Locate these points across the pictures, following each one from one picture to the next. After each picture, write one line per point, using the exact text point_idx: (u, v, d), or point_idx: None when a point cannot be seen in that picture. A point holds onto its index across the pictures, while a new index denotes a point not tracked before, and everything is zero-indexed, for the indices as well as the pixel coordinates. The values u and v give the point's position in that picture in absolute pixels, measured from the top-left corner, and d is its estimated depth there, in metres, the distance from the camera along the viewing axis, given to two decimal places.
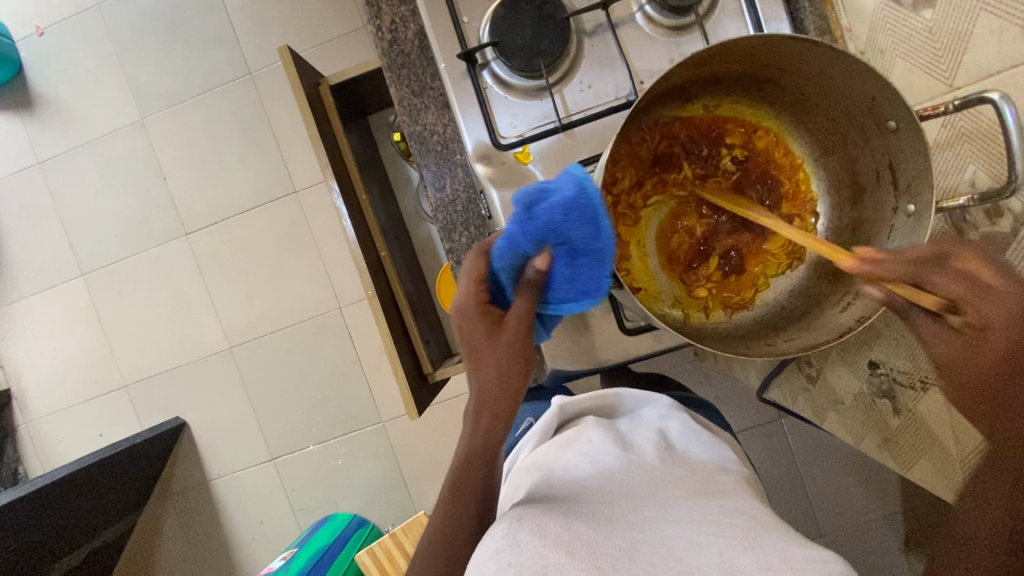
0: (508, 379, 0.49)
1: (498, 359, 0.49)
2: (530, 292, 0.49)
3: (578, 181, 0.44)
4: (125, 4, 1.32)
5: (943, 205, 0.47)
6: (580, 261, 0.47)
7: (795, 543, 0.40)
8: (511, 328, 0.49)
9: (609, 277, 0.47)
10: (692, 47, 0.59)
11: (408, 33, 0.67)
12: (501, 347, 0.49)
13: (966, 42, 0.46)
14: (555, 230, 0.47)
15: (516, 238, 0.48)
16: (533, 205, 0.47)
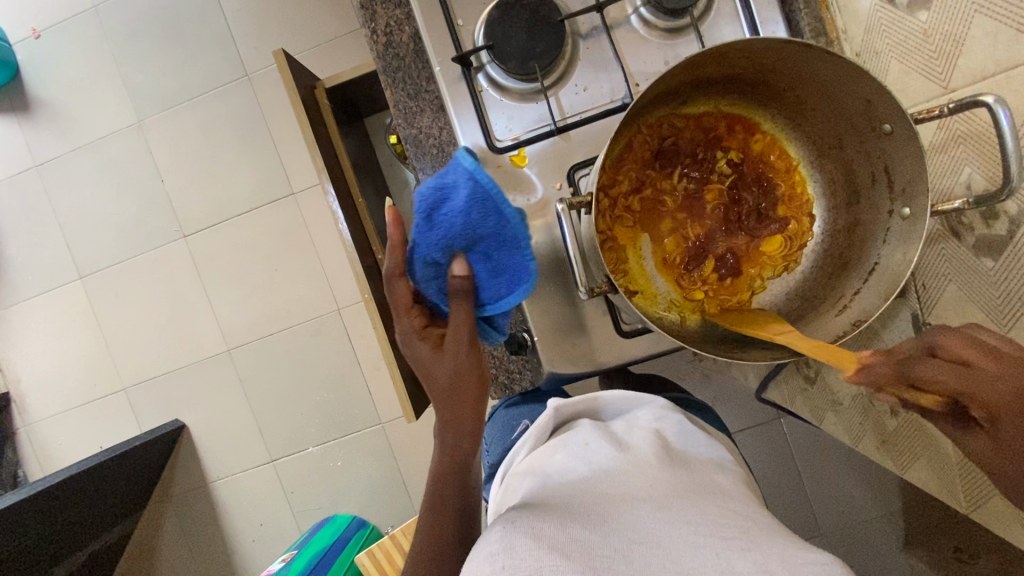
0: (462, 383, 0.51)
1: (450, 371, 0.51)
2: (462, 298, 0.50)
3: (470, 175, 0.45)
4: (121, 6, 1.32)
5: (939, 208, 0.47)
6: (498, 254, 0.49)
7: (792, 545, 0.40)
8: (451, 338, 0.50)
9: (530, 257, 0.48)
10: (688, 49, 0.59)
11: (403, 35, 0.66)
12: (448, 359, 0.51)
13: (960, 44, 0.46)
14: (464, 232, 0.48)
15: (430, 251, 0.49)
16: (435, 214, 0.48)
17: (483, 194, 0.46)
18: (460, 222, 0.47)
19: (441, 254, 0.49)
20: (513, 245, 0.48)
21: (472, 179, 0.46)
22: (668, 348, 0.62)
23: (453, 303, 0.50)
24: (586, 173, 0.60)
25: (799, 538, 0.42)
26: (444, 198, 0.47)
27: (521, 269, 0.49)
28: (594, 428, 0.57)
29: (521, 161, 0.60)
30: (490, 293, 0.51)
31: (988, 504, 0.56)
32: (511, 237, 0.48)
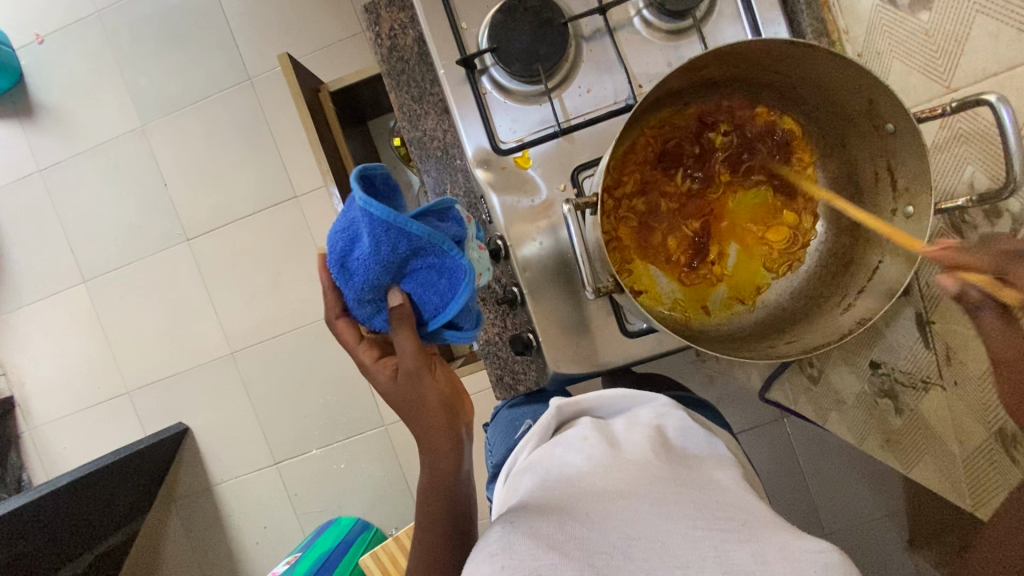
0: (424, 397, 0.58)
1: (409, 391, 0.58)
2: (406, 325, 0.56)
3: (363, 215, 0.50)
4: (125, 11, 1.33)
5: (942, 206, 0.47)
6: (425, 265, 0.54)
7: (792, 537, 0.40)
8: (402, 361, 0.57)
9: (456, 256, 0.53)
10: (690, 51, 0.59)
11: (407, 39, 0.67)
12: (405, 379, 0.57)
13: (963, 43, 0.46)
14: (383, 267, 0.53)
15: (360, 295, 0.54)
16: (348, 262, 0.53)
17: (382, 227, 0.51)
18: (373, 262, 0.52)
19: (373, 292, 0.54)
20: (437, 253, 0.54)
21: (369, 215, 0.50)
22: (673, 347, 0.63)
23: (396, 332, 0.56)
24: (590, 174, 0.60)
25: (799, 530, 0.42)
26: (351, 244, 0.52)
27: (452, 267, 0.54)
28: (595, 426, 0.57)
29: (526, 162, 0.61)
30: (432, 303, 0.56)
31: (991, 503, 0.56)
32: (431, 247, 0.53)
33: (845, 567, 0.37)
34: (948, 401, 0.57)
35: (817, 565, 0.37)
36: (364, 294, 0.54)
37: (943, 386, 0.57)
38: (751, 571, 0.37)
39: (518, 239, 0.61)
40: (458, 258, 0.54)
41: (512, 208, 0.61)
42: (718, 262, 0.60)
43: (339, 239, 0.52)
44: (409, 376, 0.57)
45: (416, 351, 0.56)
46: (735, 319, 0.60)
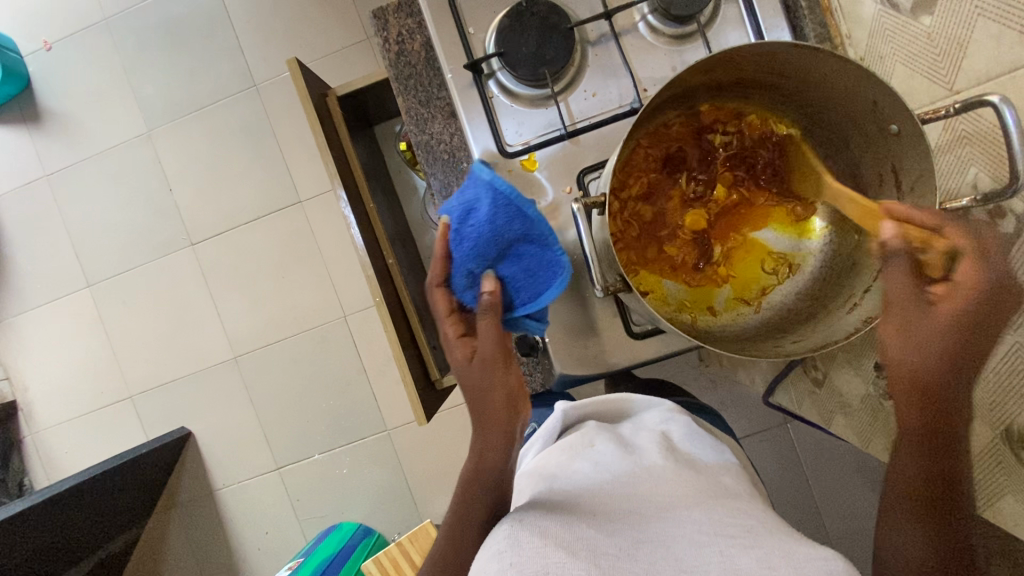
0: (494, 384, 0.54)
1: (482, 378, 0.54)
2: (493, 314, 0.53)
3: (489, 188, 0.49)
4: (132, 19, 1.34)
5: (947, 206, 0.48)
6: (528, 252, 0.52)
7: (796, 543, 0.38)
8: (484, 349, 0.54)
9: (559, 252, 0.52)
10: (694, 55, 0.60)
11: (414, 44, 0.68)
12: (480, 365, 0.54)
13: (965, 48, 0.47)
14: (490, 240, 0.51)
15: (461, 261, 0.53)
16: (461, 225, 0.52)
17: (504, 201, 0.50)
18: (487, 230, 0.51)
19: (473, 265, 0.53)
20: (542, 244, 0.52)
21: (496, 190, 0.50)
22: (680, 348, 0.63)
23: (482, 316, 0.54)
24: (596, 177, 0.60)
25: (804, 536, 0.40)
26: (468, 210, 0.52)
27: (552, 263, 0.53)
28: (601, 430, 0.57)
29: (532, 165, 0.61)
30: (527, 292, 0.54)
31: (999, 503, 0.58)
32: (538, 236, 0.52)
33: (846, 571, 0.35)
34: None
35: (822, 570, 0.35)
36: (466, 262, 0.53)
37: None
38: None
39: None
40: (559, 253, 0.52)
41: None
42: (722, 265, 0.60)
43: (458, 205, 0.52)
44: (486, 363, 0.54)
45: (498, 340, 0.54)
46: (741, 321, 0.60)
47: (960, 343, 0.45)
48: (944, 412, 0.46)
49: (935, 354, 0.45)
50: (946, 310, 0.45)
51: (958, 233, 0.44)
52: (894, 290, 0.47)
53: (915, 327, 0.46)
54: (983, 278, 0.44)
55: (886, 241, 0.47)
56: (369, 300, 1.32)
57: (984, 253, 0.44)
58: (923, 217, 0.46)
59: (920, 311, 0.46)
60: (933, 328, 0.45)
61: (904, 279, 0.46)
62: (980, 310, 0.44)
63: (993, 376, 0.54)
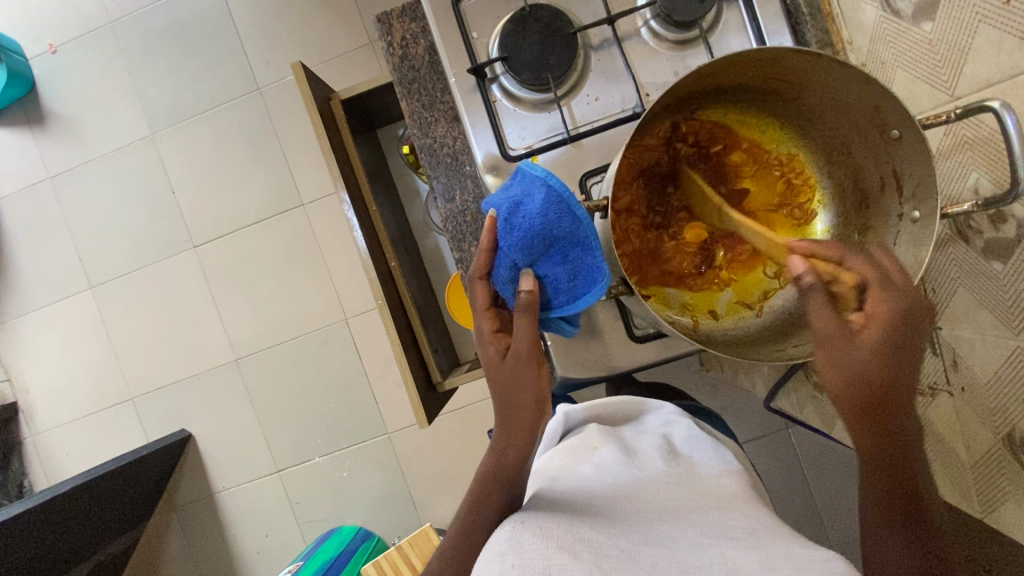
0: (524, 383, 0.55)
1: (513, 376, 0.55)
2: (530, 313, 0.53)
3: (543, 184, 0.48)
4: (138, 22, 1.35)
5: (949, 211, 0.48)
6: (571, 256, 0.51)
7: (798, 545, 0.38)
8: (518, 348, 0.54)
9: (602, 261, 0.49)
10: (697, 60, 0.60)
11: (418, 48, 0.69)
12: (513, 362, 0.55)
13: (965, 54, 0.47)
14: (535, 237, 0.50)
15: (506, 253, 0.52)
16: (511, 217, 0.51)
17: (556, 199, 0.49)
18: (538, 223, 0.49)
19: (517, 259, 0.52)
20: (585, 248, 0.50)
21: (547, 189, 0.49)
22: (682, 352, 0.63)
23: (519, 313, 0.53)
24: (598, 181, 0.61)
25: (807, 539, 0.40)
26: (519, 203, 0.50)
27: (593, 270, 0.51)
28: (603, 433, 0.57)
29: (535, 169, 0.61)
30: (565, 295, 0.53)
31: (1001, 509, 0.58)
32: (584, 240, 0.50)
33: (847, 572, 0.35)
34: (957, 407, 0.59)
35: (823, 571, 0.35)
36: (510, 255, 0.52)
37: (951, 393, 0.59)
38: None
39: None
40: (601, 262, 0.50)
41: None
42: (724, 268, 0.61)
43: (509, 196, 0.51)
44: (518, 361, 0.54)
45: (533, 340, 0.54)
46: (743, 325, 0.60)
47: (884, 368, 0.46)
48: (889, 436, 0.47)
49: (868, 381, 0.46)
50: (869, 338, 0.46)
51: (862, 267, 0.48)
52: (822, 328, 0.47)
53: (846, 360, 0.47)
54: (891, 305, 0.46)
55: (802, 281, 0.47)
56: (370, 303, 1.32)
57: (887, 281, 0.47)
58: (824, 250, 0.50)
59: (846, 344, 0.46)
60: (861, 359, 0.46)
61: (827, 313, 0.47)
62: (891, 334, 0.46)
63: (996, 381, 0.53)
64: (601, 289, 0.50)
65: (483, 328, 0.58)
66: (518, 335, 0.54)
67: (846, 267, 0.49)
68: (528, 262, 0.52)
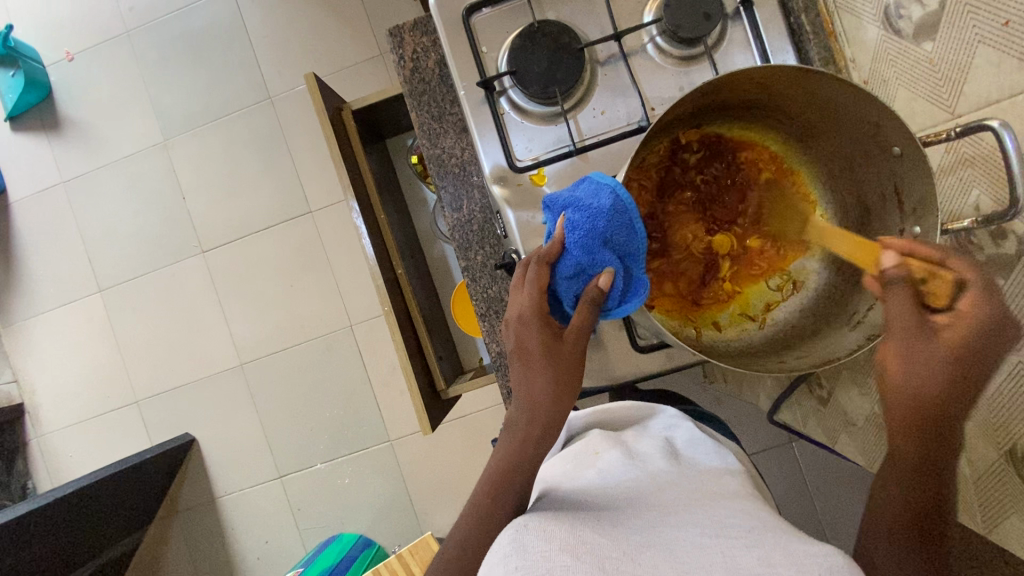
0: (563, 380, 0.52)
1: (558, 372, 0.52)
2: (586, 307, 0.51)
3: (616, 189, 0.48)
4: (153, 32, 1.38)
5: (949, 227, 0.49)
6: (626, 266, 0.50)
7: (798, 542, 0.38)
8: (568, 344, 0.52)
9: (647, 275, 0.50)
10: (702, 76, 0.61)
11: (429, 61, 0.70)
12: (560, 358, 0.52)
13: (966, 73, 0.49)
14: (601, 237, 0.49)
15: (571, 246, 0.50)
16: (579, 212, 0.50)
17: (622, 207, 0.49)
18: (602, 225, 0.48)
19: (581, 253, 0.50)
20: (634, 259, 0.50)
21: (614, 198, 0.49)
22: (686, 362, 0.63)
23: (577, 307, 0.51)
24: None
25: (808, 537, 0.40)
26: (589, 201, 0.49)
27: (638, 284, 0.51)
28: (606, 438, 0.58)
29: (541, 180, 0.62)
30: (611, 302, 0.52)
31: (1004, 525, 0.58)
32: (636, 252, 0.50)
33: (848, 566, 0.35)
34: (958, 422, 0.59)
35: (823, 566, 0.34)
36: (577, 249, 0.50)
37: None
38: (757, 573, 0.34)
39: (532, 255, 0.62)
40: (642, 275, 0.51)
41: (527, 223, 0.62)
42: (728, 279, 0.62)
43: (582, 191, 0.50)
44: (566, 358, 0.52)
45: (580, 338, 0.52)
46: (745, 337, 0.61)
47: (961, 381, 0.42)
48: (934, 444, 0.43)
49: (937, 386, 0.42)
50: (949, 342, 0.42)
51: (967, 266, 0.42)
52: (897, 323, 0.43)
53: (916, 358, 0.42)
54: (988, 312, 0.41)
55: (886, 274, 0.44)
56: (376, 310, 1.33)
57: (991, 288, 0.41)
58: (926, 249, 0.43)
59: (923, 343, 0.42)
60: (938, 364, 0.42)
61: (908, 311, 0.43)
62: (981, 343, 0.41)
63: (998, 396, 0.54)
64: (640, 301, 0.51)
65: (526, 310, 0.53)
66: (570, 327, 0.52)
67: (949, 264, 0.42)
68: (591, 260, 0.50)
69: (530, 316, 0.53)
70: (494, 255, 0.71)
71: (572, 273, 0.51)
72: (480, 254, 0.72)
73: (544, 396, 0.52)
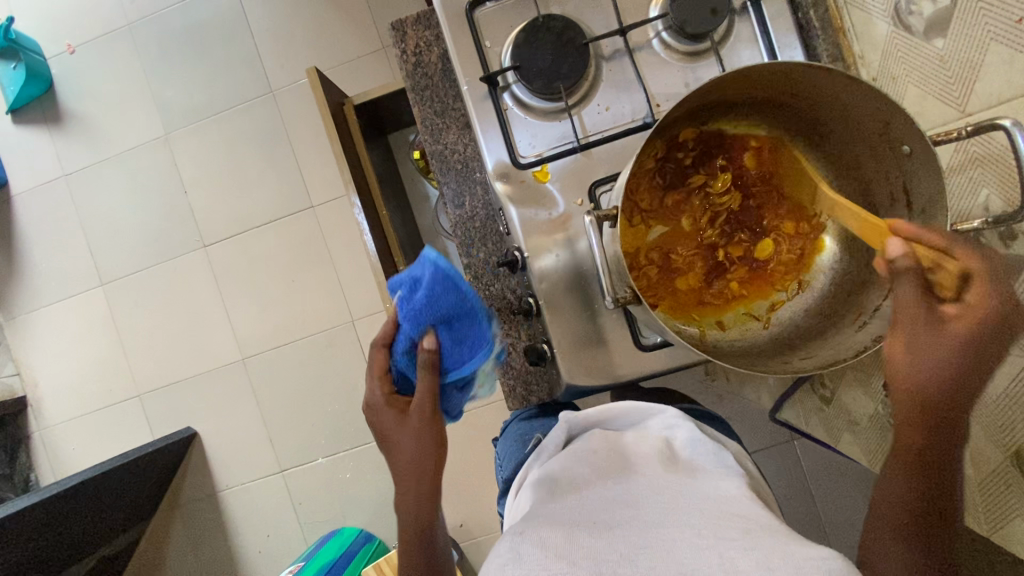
0: (423, 442, 0.57)
1: (416, 433, 0.57)
2: (429, 370, 0.57)
3: (431, 264, 0.56)
4: (155, 24, 1.38)
5: (958, 226, 0.48)
6: (461, 327, 0.58)
7: (793, 543, 0.38)
8: (418, 412, 0.57)
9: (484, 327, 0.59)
10: (707, 72, 0.61)
11: (432, 55, 0.70)
12: (413, 421, 0.57)
13: (977, 71, 0.48)
14: (427, 309, 0.56)
15: (405, 327, 0.57)
16: (408, 293, 0.57)
17: (442, 276, 0.56)
18: (426, 299, 0.56)
19: (416, 327, 0.57)
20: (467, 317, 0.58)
21: (435, 267, 0.56)
22: (687, 361, 0.63)
23: (421, 375, 0.57)
24: (607, 190, 0.61)
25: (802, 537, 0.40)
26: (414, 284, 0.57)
27: (480, 337, 0.60)
28: (603, 439, 0.57)
29: (544, 177, 0.62)
30: (454, 363, 0.58)
31: (1008, 528, 0.57)
32: (465, 309, 0.58)
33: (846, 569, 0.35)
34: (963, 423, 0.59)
35: (822, 570, 0.34)
36: (410, 328, 0.57)
37: None
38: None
39: (535, 252, 0.62)
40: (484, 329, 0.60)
41: (530, 220, 0.61)
42: (736, 279, 0.61)
43: (404, 282, 0.58)
44: (420, 419, 0.57)
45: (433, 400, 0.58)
46: (751, 336, 0.61)
47: (960, 367, 0.45)
48: (942, 432, 0.46)
49: (944, 372, 0.45)
50: (958, 330, 0.44)
51: (972, 258, 0.44)
52: (905, 309, 0.46)
53: (925, 347, 0.45)
54: (994, 302, 0.44)
55: (896, 262, 0.46)
56: (377, 306, 1.33)
57: (995, 276, 0.44)
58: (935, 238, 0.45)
59: (929, 330, 0.45)
60: (944, 352, 0.45)
61: (915, 298, 0.46)
62: (987, 330, 0.44)
63: (1004, 398, 0.53)
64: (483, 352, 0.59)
65: (377, 396, 0.59)
66: (419, 394, 0.57)
67: (951, 255, 0.45)
68: (423, 332, 0.57)
69: (378, 400, 0.59)
70: (496, 252, 0.71)
71: (407, 347, 0.58)
72: (482, 252, 0.72)
73: (412, 458, 0.57)
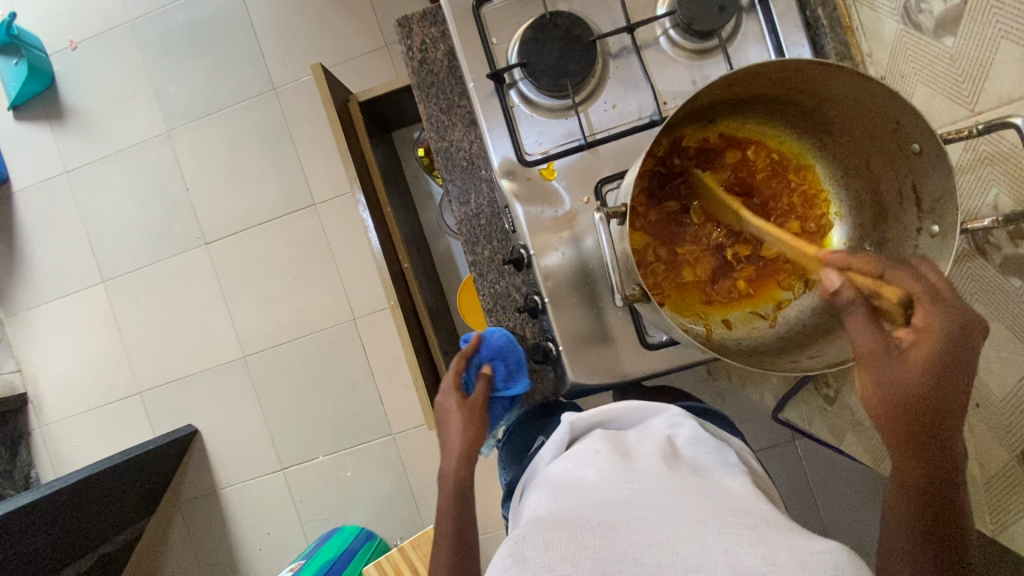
0: (469, 432, 0.67)
1: (465, 421, 0.68)
2: (483, 386, 0.69)
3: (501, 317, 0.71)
4: (157, 20, 1.37)
5: (968, 225, 0.48)
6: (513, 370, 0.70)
7: (796, 538, 0.38)
8: (471, 409, 0.69)
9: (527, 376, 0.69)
10: (715, 70, 0.61)
11: (437, 52, 0.69)
12: (464, 414, 0.68)
13: (987, 69, 0.48)
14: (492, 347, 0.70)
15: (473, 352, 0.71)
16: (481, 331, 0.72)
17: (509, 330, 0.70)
18: (494, 341, 0.70)
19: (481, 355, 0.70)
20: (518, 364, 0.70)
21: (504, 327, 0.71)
22: (692, 359, 0.63)
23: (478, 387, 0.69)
24: (614, 187, 0.61)
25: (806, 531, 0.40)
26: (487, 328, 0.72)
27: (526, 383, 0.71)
28: (606, 438, 0.57)
29: (550, 174, 0.62)
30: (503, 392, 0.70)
31: (1015, 528, 0.57)
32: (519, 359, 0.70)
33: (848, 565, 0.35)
34: (969, 422, 0.59)
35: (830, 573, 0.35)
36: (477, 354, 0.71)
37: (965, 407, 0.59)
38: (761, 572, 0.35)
39: (541, 249, 0.61)
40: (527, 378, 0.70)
41: (536, 218, 0.61)
42: (742, 278, 0.61)
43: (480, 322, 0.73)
44: (471, 415, 0.68)
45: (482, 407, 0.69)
46: (757, 334, 0.60)
47: (931, 393, 0.41)
48: (937, 457, 0.43)
49: (915, 402, 0.41)
50: (919, 358, 0.41)
51: (910, 281, 0.42)
52: (860, 344, 0.43)
53: (889, 379, 0.42)
54: (946, 322, 0.40)
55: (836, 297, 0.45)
56: (379, 304, 1.33)
57: (937, 295, 0.41)
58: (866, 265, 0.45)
59: (888, 361, 0.42)
60: (908, 382, 0.41)
61: (866, 333, 0.43)
62: (947, 353, 0.40)
63: (1011, 397, 0.53)
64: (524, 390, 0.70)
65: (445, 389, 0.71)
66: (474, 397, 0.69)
67: (891, 282, 0.43)
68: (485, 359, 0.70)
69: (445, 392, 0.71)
70: (501, 250, 0.71)
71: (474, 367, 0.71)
72: (488, 249, 0.71)
73: (458, 438, 0.67)
